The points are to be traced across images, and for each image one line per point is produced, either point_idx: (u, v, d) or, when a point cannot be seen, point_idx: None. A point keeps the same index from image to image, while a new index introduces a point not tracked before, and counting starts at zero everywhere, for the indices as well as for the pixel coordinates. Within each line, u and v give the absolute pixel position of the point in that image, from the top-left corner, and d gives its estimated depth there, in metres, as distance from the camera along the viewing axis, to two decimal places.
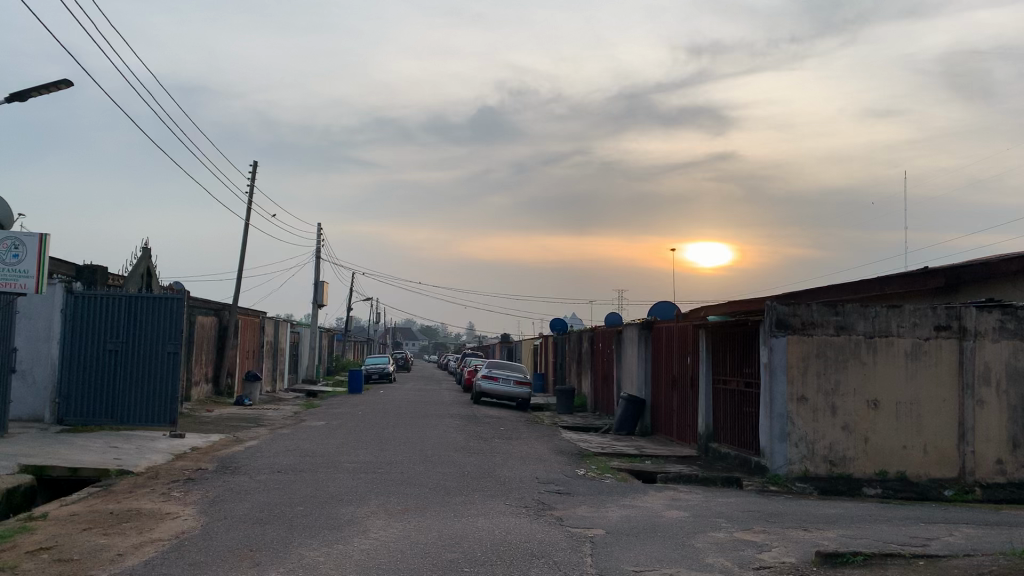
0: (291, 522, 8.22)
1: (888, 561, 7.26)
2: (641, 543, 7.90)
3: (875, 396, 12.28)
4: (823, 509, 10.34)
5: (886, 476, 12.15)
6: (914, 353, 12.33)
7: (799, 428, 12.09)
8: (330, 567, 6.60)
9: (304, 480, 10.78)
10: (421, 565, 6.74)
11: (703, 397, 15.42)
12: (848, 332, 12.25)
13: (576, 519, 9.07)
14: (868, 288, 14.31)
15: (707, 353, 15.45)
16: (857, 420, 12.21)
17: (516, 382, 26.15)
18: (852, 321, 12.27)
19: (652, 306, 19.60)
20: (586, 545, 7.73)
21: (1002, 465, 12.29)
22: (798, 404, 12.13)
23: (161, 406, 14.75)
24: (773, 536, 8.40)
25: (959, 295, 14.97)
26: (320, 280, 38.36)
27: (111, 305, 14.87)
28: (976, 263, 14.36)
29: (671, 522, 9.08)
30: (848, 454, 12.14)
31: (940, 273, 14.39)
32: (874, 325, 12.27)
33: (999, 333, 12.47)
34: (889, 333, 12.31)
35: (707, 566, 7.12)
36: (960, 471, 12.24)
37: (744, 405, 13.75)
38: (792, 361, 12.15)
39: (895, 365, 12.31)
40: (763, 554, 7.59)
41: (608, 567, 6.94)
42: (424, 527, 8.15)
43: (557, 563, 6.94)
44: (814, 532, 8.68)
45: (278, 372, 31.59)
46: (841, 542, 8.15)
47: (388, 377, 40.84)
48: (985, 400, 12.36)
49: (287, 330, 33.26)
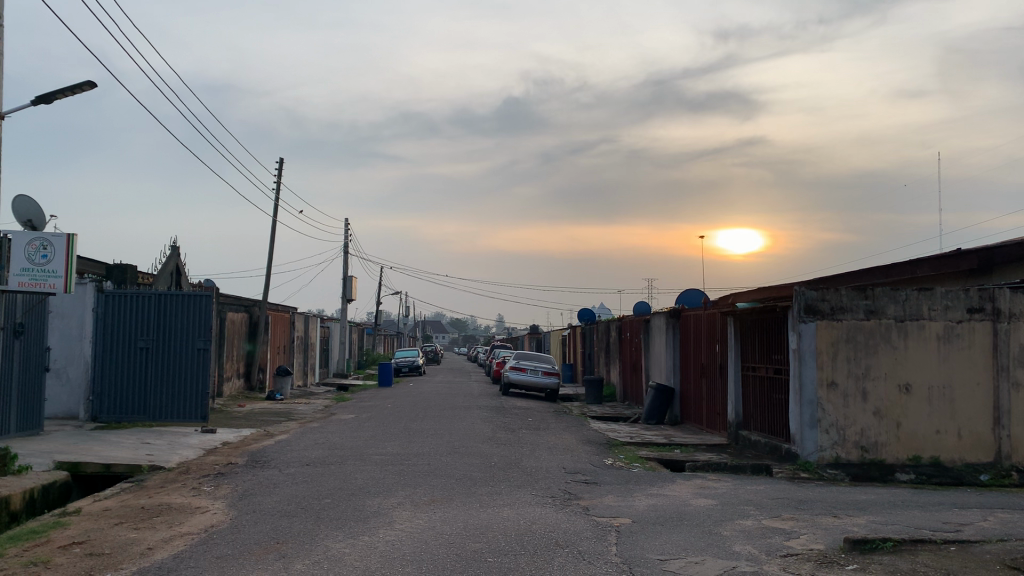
0: (319, 514, 8.27)
1: (918, 547, 7.15)
2: (667, 532, 7.84)
3: (907, 379, 12.08)
4: (853, 495, 10.23)
5: (919, 461, 11.96)
6: (946, 336, 12.11)
7: (829, 414, 11.94)
8: (354, 558, 6.62)
9: (332, 473, 10.83)
10: (446, 555, 6.76)
11: (731, 384, 15.28)
12: (878, 316, 12.07)
13: (603, 508, 9.03)
14: (899, 271, 14.08)
15: (735, 340, 15.31)
16: (888, 405, 12.03)
17: (544, 373, 26.13)
18: (882, 305, 12.07)
19: (680, 294, 19.46)
20: (612, 534, 7.72)
21: None
22: (828, 390, 11.97)
23: (192, 402, 14.94)
24: (803, 523, 8.32)
25: (994, 276, 14.68)
26: (349, 275, 38.58)
27: (142, 303, 15.08)
28: (1010, 243, 14.01)
29: (699, 510, 9.02)
30: (880, 440, 11.96)
31: (973, 255, 14.09)
32: (904, 308, 12.09)
33: None
34: (920, 316, 12.12)
35: (734, 554, 7.06)
36: (996, 454, 12.01)
37: (773, 391, 13.61)
38: (821, 346, 12.00)
39: (927, 349, 12.10)
40: (791, 541, 7.53)
41: (634, 556, 6.91)
42: (450, 518, 8.16)
43: (582, 553, 6.92)
44: (844, 519, 8.58)
45: (309, 366, 31.85)
46: (872, 528, 8.06)
47: (418, 369, 41.02)
48: (1021, 383, 12.11)
49: (316, 325, 33.49)
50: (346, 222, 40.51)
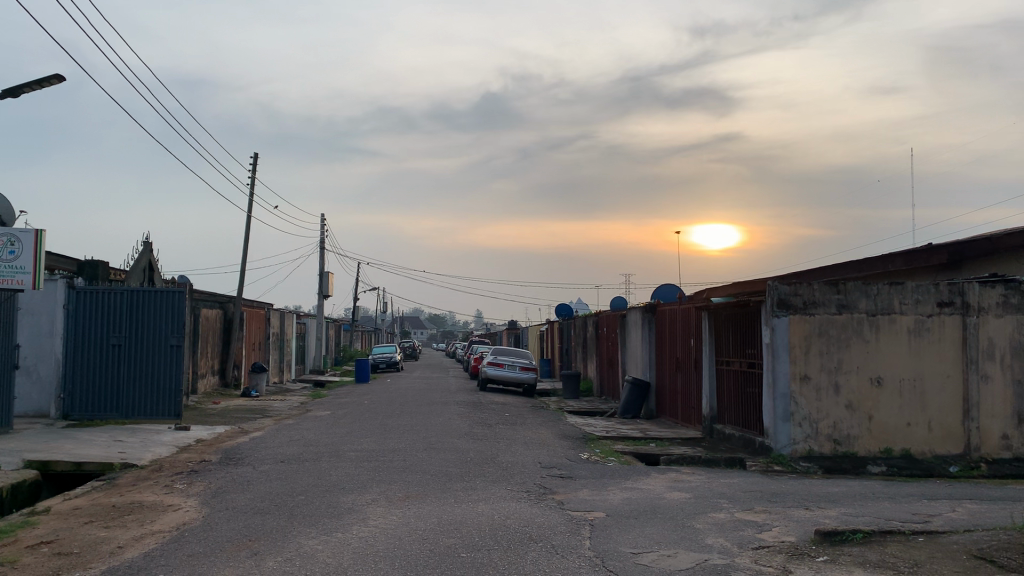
0: (292, 511, 8.24)
1: (888, 539, 7.23)
2: (640, 525, 7.89)
3: (878, 372, 12.21)
4: (825, 487, 10.34)
5: (891, 454, 12.10)
6: (917, 330, 12.25)
7: (802, 407, 12.05)
8: (327, 555, 6.60)
9: (306, 470, 10.79)
10: (418, 551, 6.75)
11: (707, 378, 15.37)
12: (850, 311, 12.20)
13: (577, 502, 9.06)
14: (870, 266, 14.22)
15: (710, 335, 15.39)
16: (860, 398, 12.16)
17: (522, 368, 26.13)
18: (854, 299, 12.19)
19: (656, 289, 19.55)
20: (585, 528, 7.74)
21: (1007, 441, 12.25)
22: (801, 383, 12.08)
23: (166, 399, 14.81)
24: (774, 516, 8.39)
25: (964, 270, 14.87)
26: (325, 271, 38.38)
27: (114, 300, 14.92)
28: (979, 238, 14.19)
29: (672, 503, 9.08)
30: (852, 432, 12.09)
31: (943, 249, 14.24)
32: (876, 303, 12.22)
33: (1003, 307, 12.38)
34: (892, 310, 12.25)
35: (706, 547, 7.11)
36: (965, 446, 12.18)
37: (747, 385, 13.71)
38: (794, 340, 12.10)
39: (898, 342, 12.23)
40: (763, 533, 7.59)
41: (607, 549, 6.94)
42: (424, 514, 8.15)
43: (555, 547, 6.94)
44: (815, 511, 8.66)
45: (285, 363, 31.67)
46: (842, 520, 8.14)
47: (396, 366, 40.91)
48: (990, 376, 12.27)
49: (292, 322, 33.29)
50: (322, 217, 40.28)
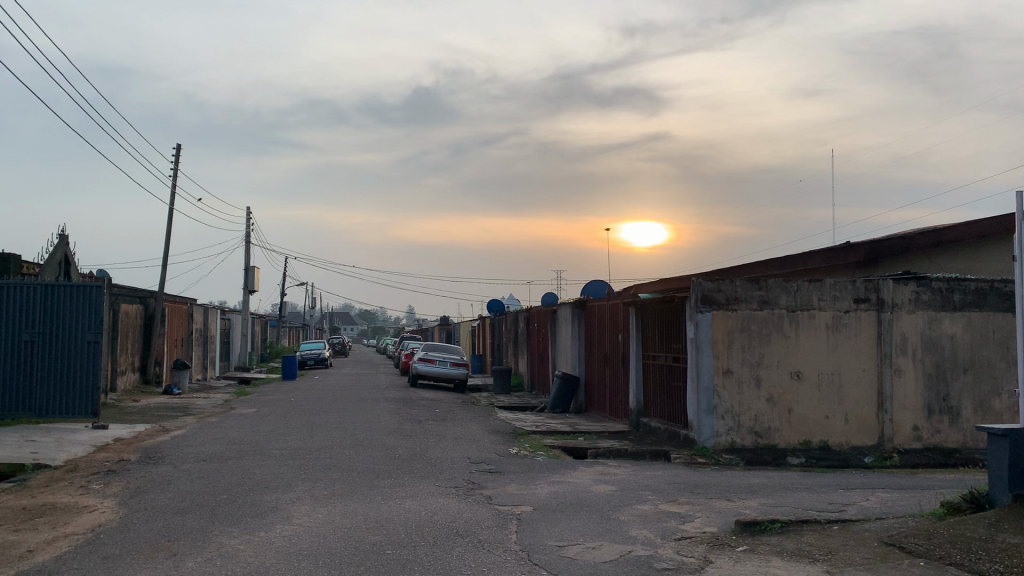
0: (213, 510, 8.06)
1: (804, 527, 7.45)
2: (566, 518, 7.96)
3: (797, 367, 12.57)
4: (746, 478, 10.62)
5: (809, 446, 12.49)
6: (834, 325, 12.65)
7: (725, 400, 12.33)
8: (249, 554, 6.48)
9: (229, 468, 10.56)
10: (343, 548, 6.68)
11: (634, 373, 15.59)
12: (771, 307, 12.51)
13: (505, 497, 9.10)
14: (792, 263, 14.63)
15: (638, 330, 15.61)
16: (780, 391, 12.50)
17: (453, 364, 26.09)
18: (775, 295, 12.52)
19: (585, 285, 19.74)
20: (512, 522, 7.78)
21: (918, 432, 12.77)
22: (724, 377, 12.36)
23: (82, 397, 14.31)
24: (697, 507, 8.58)
25: (878, 268, 15.43)
26: (251, 266, 37.62)
27: (27, 295, 14.34)
28: (893, 237, 14.74)
29: (598, 496, 9.19)
30: (773, 425, 12.43)
31: (860, 248, 14.74)
32: (796, 299, 12.57)
33: (914, 304, 12.89)
34: (811, 306, 12.62)
35: (630, 539, 7.22)
36: (879, 438, 12.66)
37: (673, 379, 13.96)
38: (717, 335, 12.37)
39: (816, 337, 12.61)
40: (686, 524, 7.75)
41: (533, 543, 6.98)
42: (349, 511, 8.07)
43: (481, 542, 6.96)
44: (736, 502, 8.89)
45: (209, 360, 30.97)
46: (762, 510, 8.37)
47: (324, 362, 40.38)
48: (902, 369, 12.77)
49: (217, 317, 32.54)
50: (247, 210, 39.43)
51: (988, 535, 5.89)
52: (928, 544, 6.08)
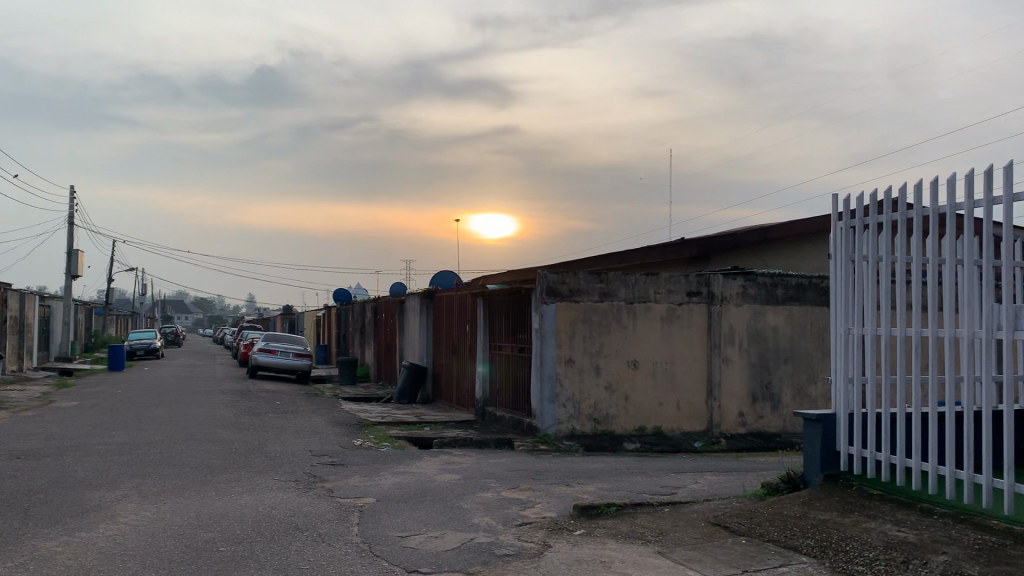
0: (27, 512, 7.48)
1: (638, 510, 7.78)
2: (409, 509, 7.95)
3: (635, 356, 13.08)
4: (585, 464, 10.97)
5: (644, 432, 13.04)
6: (669, 317, 13.27)
7: (567, 389, 12.67)
8: (67, 557, 6.06)
9: (46, 466, 9.83)
10: (174, 547, 6.37)
11: (480, 363, 15.74)
12: (611, 299, 12.95)
13: (347, 489, 8.97)
14: (631, 256, 15.21)
15: (484, 321, 15.77)
16: (618, 379, 12.97)
17: (296, 355, 25.41)
18: (615, 288, 12.97)
19: (434, 275, 19.73)
20: (354, 514, 7.68)
21: (743, 417, 13.63)
22: (566, 367, 12.69)
23: None
24: (538, 493, 8.78)
25: (710, 264, 16.28)
26: (75, 250, 35.11)
27: None
28: (724, 235, 15.62)
29: (442, 486, 9.24)
30: (611, 412, 12.89)
31: (694, 244, 15.52)
32: (634, 291, 13.08)
33: (742, 297, 13.71)
34: (648, 298, 13.17)
35: (472, 526, 7.29)
36: (708, 423, 13.40)
37: (518, 368, 14.20)
38: (560, 326, 12.67)
39: (653, 328, 13.17)
40: (527, 510, 7.92)
41: (375, 534, 6.92)
42: (181, 508, 7.70)
43: (321, 535, 6.83)
44: (575, 487, 9.17)
45: (25, 350, 28.65)
46: (599, 495, 8.68)
47: (156, 352, 38.29)
48: (730, 358, 13.56)
49: (34, 304, 30.15)
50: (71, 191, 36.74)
51: (802, 512, 6.34)
52: (749, 522, 6.48)
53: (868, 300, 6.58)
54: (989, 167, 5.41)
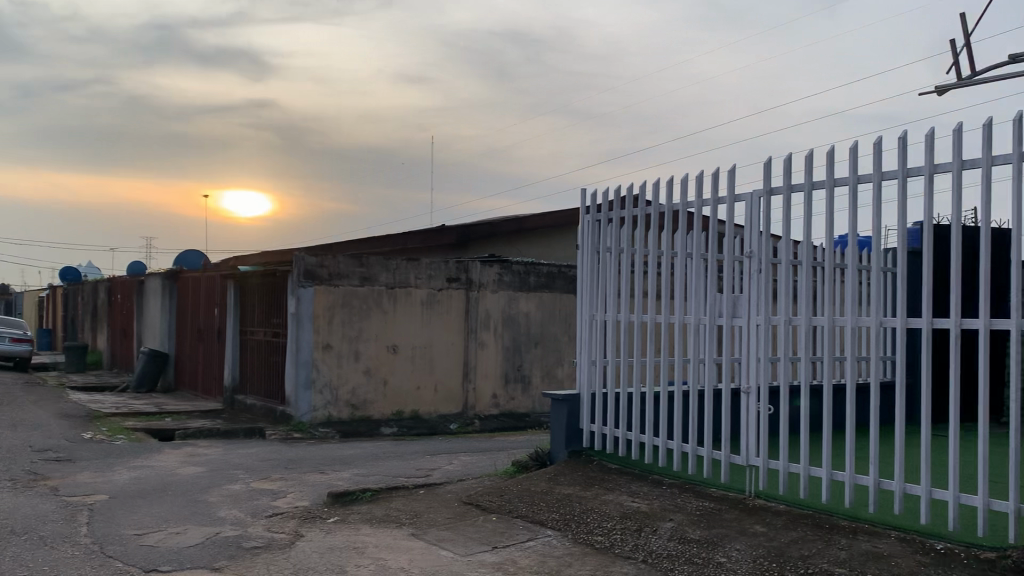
0: None
1: (393, 493, 7.79)
2: (148, 505, 7.40)
3: (393, 341, 13.07)
4: (340, 450, 10.82)
5: (401, 416, 13.08)
6: (428, 302, 13.40)
7: (323, 374, 12.38)
8: None
9: None
10: None
11: (230, 349, 14.98)
12: (371, 283, 12.84)
13: (74, 487, 8.17)
14: (391, 241, 15.18)
15: (236, 305, 15.02)
16: (377, 364, 12.90)
17: (14, 340, 22.74)
18: (375, 272, 12.88)
19: (180, 255, 18.48)
20: (82, 514, 7.02)
21: (496, 399, 14.12)
22: (323, 352, 12.40)
23: None
24: (290, 482, 8.53)
25: (468, 251, 16.65)
26: None
27: None
28: (482, 223, 16.04)
29: (185, 479, 8.69)
30: (368, 397, 12.80)
31: (452, 231, 15.78)
32: (394, 276, 13.06)
33: (497, 284, 14.15)
34: (407, 283, 13.20)
35: (219, 520, 6.94)
36: (463, 406, 13.73)
37: (272, 354, 13.69)
38: (318, 310, 12.35)
39: (411, 312, 13.22)
40: (278, 500, 7.66)
41: (107, 534, 6.37)
42: None
43: (43, 538, 6.17)
44: (330, 474, 9.02)
45: None
46: (354, 481, 8.60)
47: None
48: (485, 343, 13.99)
49: None
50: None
51: (548, 488, 6.67)
52: (500, 500, 6.71)
53: (610, 288, 7.03)
54: (715, 169, 5.96)
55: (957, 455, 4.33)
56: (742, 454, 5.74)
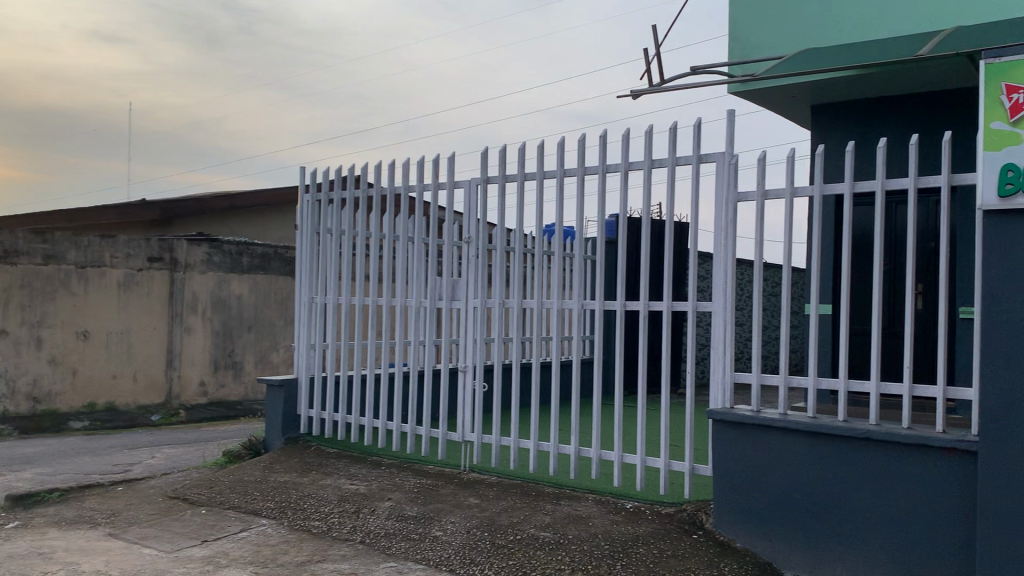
0: None
1: (86, 492, 7.09)
2: None
3: (85, 326, 11.84)
4: (19, 449, 9.63)
5: (93, 409, 11.86)
6: (126, 283, 12.32)
7: None
8: None
9: None
10: None
11: None
12: (56, 262, 11.50)
13: None
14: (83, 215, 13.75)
15: None
16: (64, 352, 11.59)
17: None
18: (62, 250, 11.55)
19: None
20: None
21: (204, 387, 13.36)
22: None
23: None
24: None
25: (174, 229, 15.57)
26: None
27: None
28: (189, 200, 15.06)
29: None
30: (54, 389, 11.46)
31: (156, 207, 14.65)
32: (85, 255, 11.80)
33: (206, 265, 13.38)
34: (102, 263, 12.03)
35: None
36: (166, 395, 12.80)
37: None
38: None
39: (106, 294, 12.09)
40: None
41: None
42: None
43: None
44: (7, 475, 8.00)
45: None
46: (38, 481, 7.70)
47: None
48: (192, 328, 13.18)
49: None
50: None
51: (263, 477, 6.44)
52: (210, 492, 6.36)
53: (329, 270, 6.95)
54: (435, 156, 6.09)
55: (644, 422, 4.83)
56: (457, 431, 5.96)
